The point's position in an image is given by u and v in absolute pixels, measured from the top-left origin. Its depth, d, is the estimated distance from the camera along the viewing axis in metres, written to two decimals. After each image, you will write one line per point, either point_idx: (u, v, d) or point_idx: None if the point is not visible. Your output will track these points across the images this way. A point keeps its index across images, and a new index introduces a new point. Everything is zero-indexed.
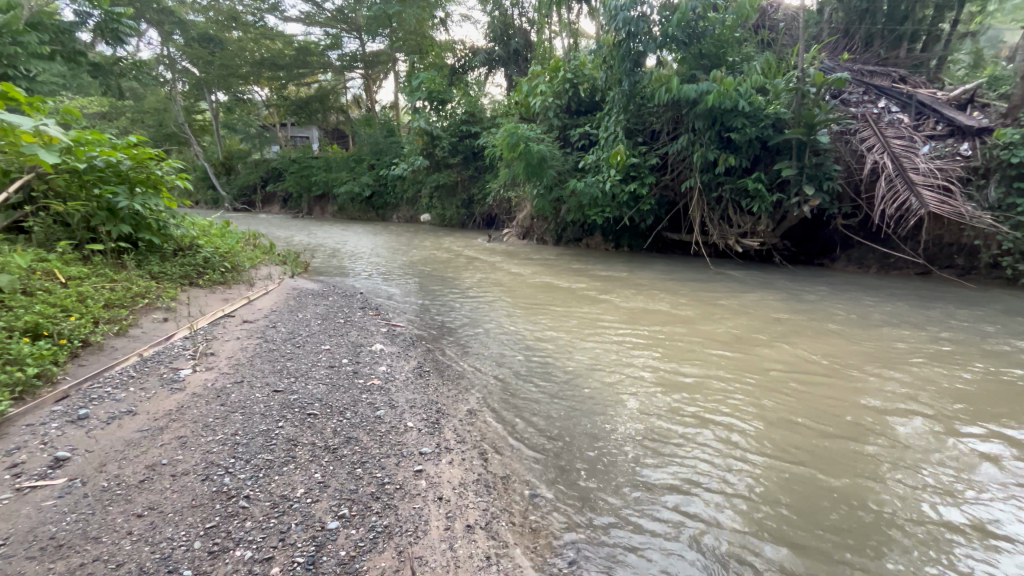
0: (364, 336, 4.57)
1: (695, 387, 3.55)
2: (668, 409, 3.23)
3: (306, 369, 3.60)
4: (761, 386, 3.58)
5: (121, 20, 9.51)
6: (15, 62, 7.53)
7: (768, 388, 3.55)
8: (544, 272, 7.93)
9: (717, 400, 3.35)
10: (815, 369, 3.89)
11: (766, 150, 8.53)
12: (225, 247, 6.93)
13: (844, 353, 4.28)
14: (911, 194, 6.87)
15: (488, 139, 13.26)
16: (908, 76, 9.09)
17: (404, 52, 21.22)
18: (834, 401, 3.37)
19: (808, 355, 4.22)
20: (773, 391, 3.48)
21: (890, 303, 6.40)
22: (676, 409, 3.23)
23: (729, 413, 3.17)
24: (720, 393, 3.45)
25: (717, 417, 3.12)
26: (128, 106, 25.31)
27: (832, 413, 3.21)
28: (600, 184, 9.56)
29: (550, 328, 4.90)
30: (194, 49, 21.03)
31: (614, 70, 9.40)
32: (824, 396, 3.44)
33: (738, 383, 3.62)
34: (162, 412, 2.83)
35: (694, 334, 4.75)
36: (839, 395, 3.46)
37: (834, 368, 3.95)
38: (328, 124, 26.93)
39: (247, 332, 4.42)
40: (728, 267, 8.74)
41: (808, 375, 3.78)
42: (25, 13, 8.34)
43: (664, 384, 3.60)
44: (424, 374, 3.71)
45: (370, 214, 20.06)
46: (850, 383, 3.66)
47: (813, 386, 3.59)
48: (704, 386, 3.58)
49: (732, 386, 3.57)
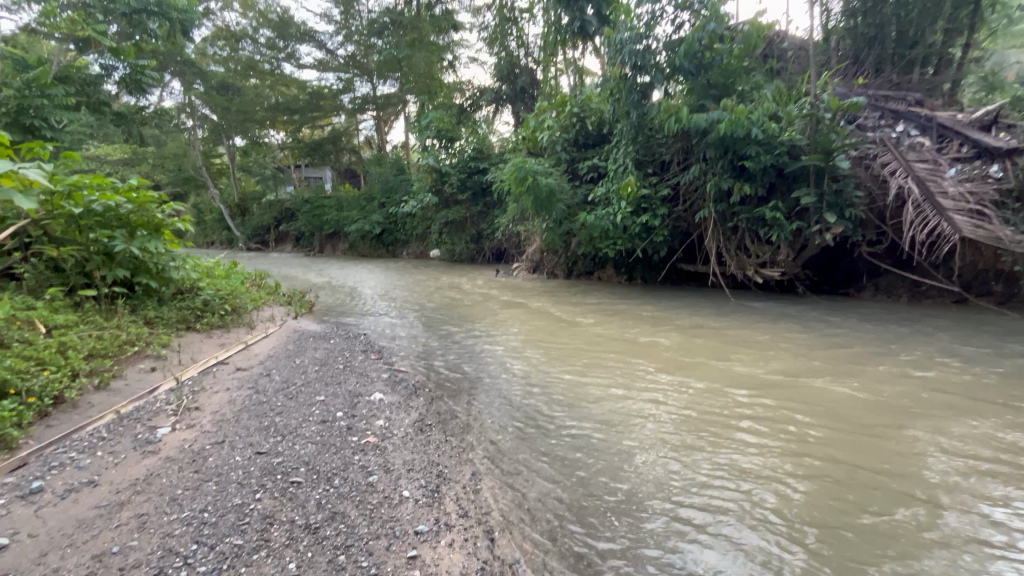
0: (363, 384, 4.24)
1: (728, 442, 3.17)
2: (700, 471, 2.85)
3: (295, 426, 3.26)
4: (803, 440, 3.19)
5: (144, 71, 9.70)
6: (42, 113, 7.61)
7: (812, 442, 3.16)
8: (555, 309, 7.65)
9: (754, 459, 2.97)
10: (861, 419, 3.49)
11: (782, 178, 8.27)
12: (226, 288, 6.76)
13: (891, 398, 3.88)
14: (942, 219, 6.50)
15: (496, 174, 13.25)
16: (925, 99, 8.86)
17: (413, 94, 21.74)
18: (889, 459, 2.97)
19: (850, 401, 3.82)
20: (817, 447, 3.10)
21: (928, 335, 5.97)
22: (709, 471, 2.85)
23: (770, 476, 2.79)
24: (757, 450, 3.07)
25: (756, 481, 2.75)
26: (149, 152, 26.15)
27: (890, 473, 2.82)
28: (610, 217, 9.35)
29: (563, 372, 4.55)
30: (212, 96, 21.77)
31: (621, 103, 9.35)
32: (877, 452, 3.04)
33: (776, 437, 3.24)
34: (127, 481, 2.51)
35: (719, 377, 4.38)
36: (893, 451, 3.07)
37: (881, 416, 3.56)
38: (340, 164, 27.51)
39: (238, 382, 4.12)
40: (749, 299, 8.36)
41: (855, 427, 3.39)
42: (54, 67, 8.57)
43: (692, 438, 3.23)
44: (425, 429, 3.35)
45: (380, 251, 20.07)
46: (903, 435, 3.27)
47: (862, 440, 3.20)
48: (738, 440, 3.20)
49: (770, 440, 3.19)
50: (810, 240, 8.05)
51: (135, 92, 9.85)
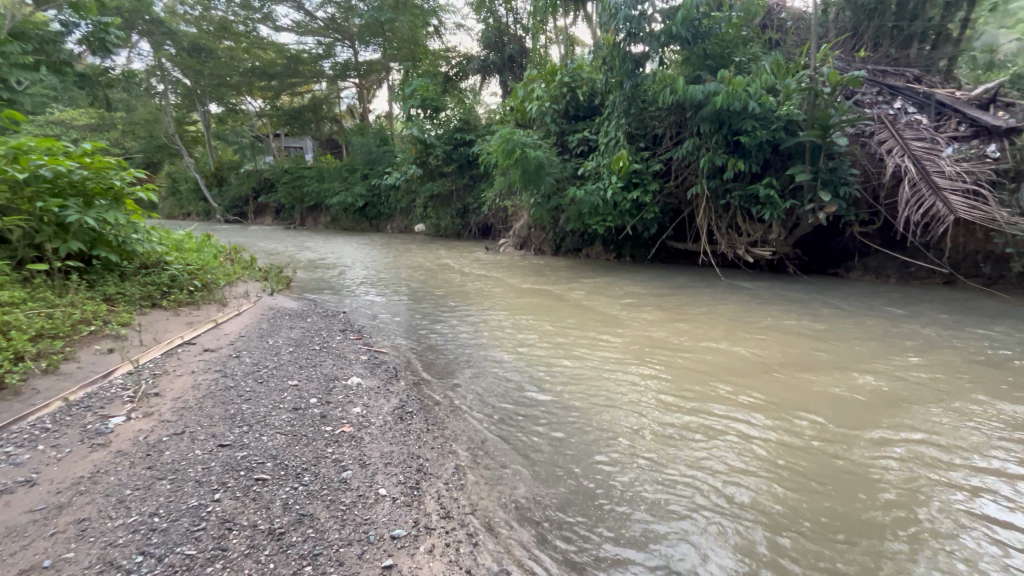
0: (339, 367, 3.98)
1: (724, 433, 3.02)
2: (697, 465, 2.69)
3: (265, 414, 3.02)
4: (801, 431, 3.06)
5: (110, 31, 8.60)
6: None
7: (811, 433, 3.02)
8: (541, 287, 7.43)
9: (753, 452, 2.81)
10: (857, 407, 3.38)
11: (776, 155, 8.06)
12: (196, 263, 6.38)
13: (888, 383, 3.77)
14: (937, 199, 6.38)
15: (483, 147, 12.80)
16: (923, 76, 8.65)
17: (397, 61, 20.83)
18: (891, 451, 2.85)
19: (846, 388, 3.70)
20: (814, 437, 2.98)
21: (918, 317, 5.90)
22: (706, 464, 2.70)
23: (769, 469, 2.65)
24: (756, 441, 2.93)
25: (752, 472, 2.62)
26: (118, 118, 24.86)
27: (894, 467, 2.70)
28: (600, 193, 9.10)
29: (551, 356, 4.35)
30: (183, 59, 20.60)
31: (614, 72, 8.95)
32: (875, 441, 2.95)
33: (773, 428, 3.08)
34: (69, 480, 2.25)
35: (711, 361, 4.24)
36: (894, 442, 2.96)
37: (877, 403, 3.47)
38: (321, 134, 26.53)
39: (204, 366, 3.83)
40: (739, 278, 8.26)
41: (853, 416, 3.26)
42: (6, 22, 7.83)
43: (687, 429, 3.07)
44: (405, 417, 3.13)
45: (363, 224, 19.55)
46: (901, 423, 3.17)
47: (861, 430, 3.09)
48: (735, 430, 3.05)
49: (768, 431, 3.05)
50: (802, 219, 7.91)
51: (104, 55, 8.78)
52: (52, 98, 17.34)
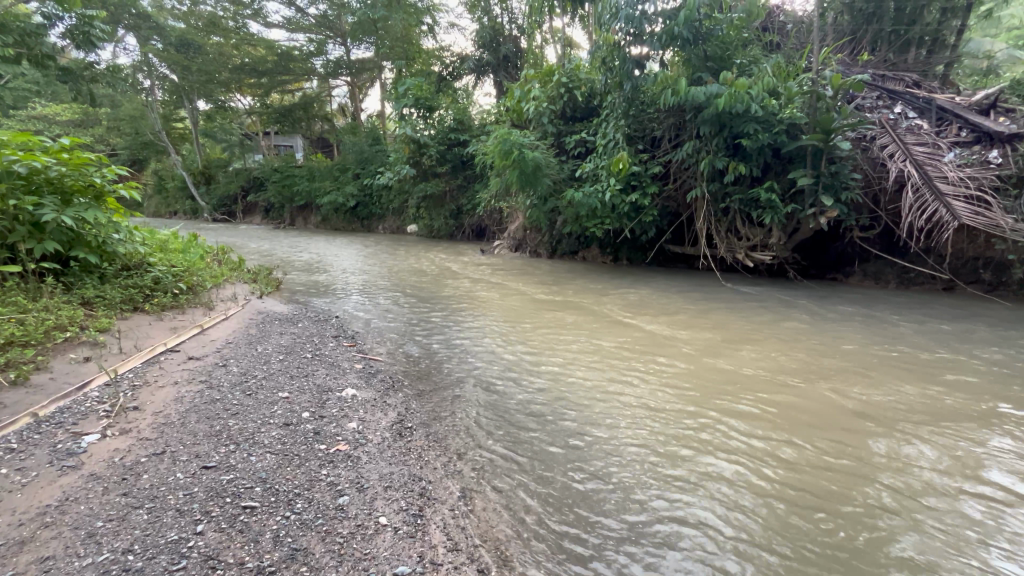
0: (333, 377, 3.78)
1: (745, 452, 2.86)
2: (718, 487, 2.54)
3: (253, 431, 2.80)
4: (824, 449, 2.91)
5: (94, 24, 8.21)
6: None
7: (833, 450, 2.88)
8: (539, 291, 7.26)
9: (775, 472, 2.67)
10: (876, 420, 3.26)
11: (777, 158, 7.97)
12: (181, 264, 6.12)
13: (904, 394, 3.65)
14: (941, 205, 6.32)
15: (478, 147, 12.61)
16: (922, 81, 8.63)
17: (389, 60, 20.56)
18: (916, 468, 2.73)
19: (863, 400, 3.57)
20: (836, 454, 2.85)
21: (924, 323, 5.82)
22: (726, 486, 2.54)
23: (793, 490, 2.51)
24: (779, 460, 2.77)
25: (775, 493, 2.48)
26: (103, 114, 24.31)
27: (923, 487, 2.57)
28: (598, 195, 8.97)
29: (554, 365, 4.17)
30: (171, 54, 20.15)
31: (613, 73, 8.81)
32: (899, 458, 2.83)
33: (794, 445, 2.93)
34: (34, 510, 2.02)
35: (720, 371, 4.09)
36: (918, 459, 2.83)
37: (895, 416, 3.35)
38: (312, 133, 26.15)
39: (189, 375, 3.60)
40: (738, 282, 8.16)
41: (876, 432, 3.12)
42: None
43: (706, 447, 2.90)
44: (404, 434, 2.94)
45: (354, 224, 19.25)
46: (923, 438, 3.05)
47: (883, 445, 2.96)
48: (756, 448, 2.90)
49: (791, 449, 2.90)
50: (803, 223, 7.84)
51: (89, 49, 8.39)
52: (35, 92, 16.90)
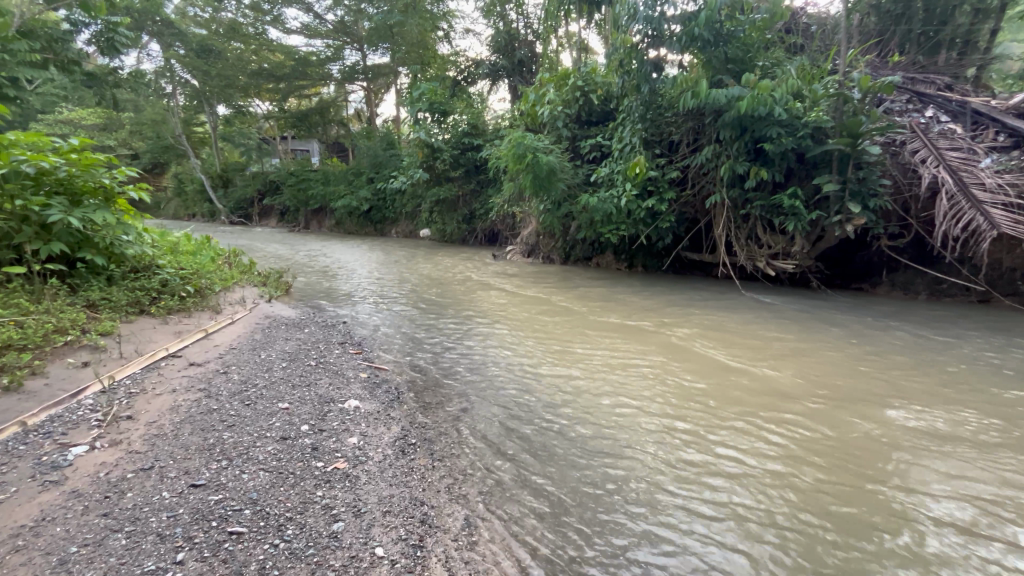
0: (336, 386, 3.63)
1: (774, 480, 2.63)
2: (743, 519, 2.33)
3: (248, 445, 2.65)
4: (862, 479, 2.66)
5: (118, 30, 8.21)
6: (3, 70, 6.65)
7: (870, 480, 2.64)
8: (552, 298, 7.07)
9: (808, 504, 2.44)
10: (915, 446, 3.00)
11: (801, 163, 7.69)
12: (189, 266, 6.05)
13: (944, 418, 3.39)
14: (977, 213, 5.98)
15: (492, 151, 12.49)
16: (954, 84, 8.28)
17: (405, 65, 20.61)
18: (964, 502, 2.47)
19: (902, 423, 3.31)
20: (873, 484, 2.61)
21: (959, 339, 5.49)
22: (752, 518, 2.33)
23: (828, 526, 2.28)
24: (810, 490, 2.54)
25: (807, 528, 2.26)
26: (126, 118, 24.79)
27: (972, 524, 2.32)
28: (613, 200, 8.77)
29: (567, 378, 3.98)
30: (192, 59, 20.51)
31: (631, 76, 8.62)
32: (943, 490, 2.58)
33: (829, 474, 2.69)
34: (6, 530, 1.88)
35: (744, 388, 3.85)
36: (965, 490, 2.58)
37: (937, 441, 3.08)
38: (328, 137, 26.35)
39: (188, 383, 3.47)
40: (759, 292, 7.88)
41: (920, 461, 2.85)
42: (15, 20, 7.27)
43: (731, 473, 2.68)
44: (407, 452, 2.77)
45: (368, 228, 19.27)
46: (970, 467, 2.79)
47: (925, 475, 2.71)
48: (787, 475, 2.66)
49: (826, 478, 2.65)
50: (828, 231, 7.53)
51: (110, 54, 8.40)
52: (61, 96, 17.33)
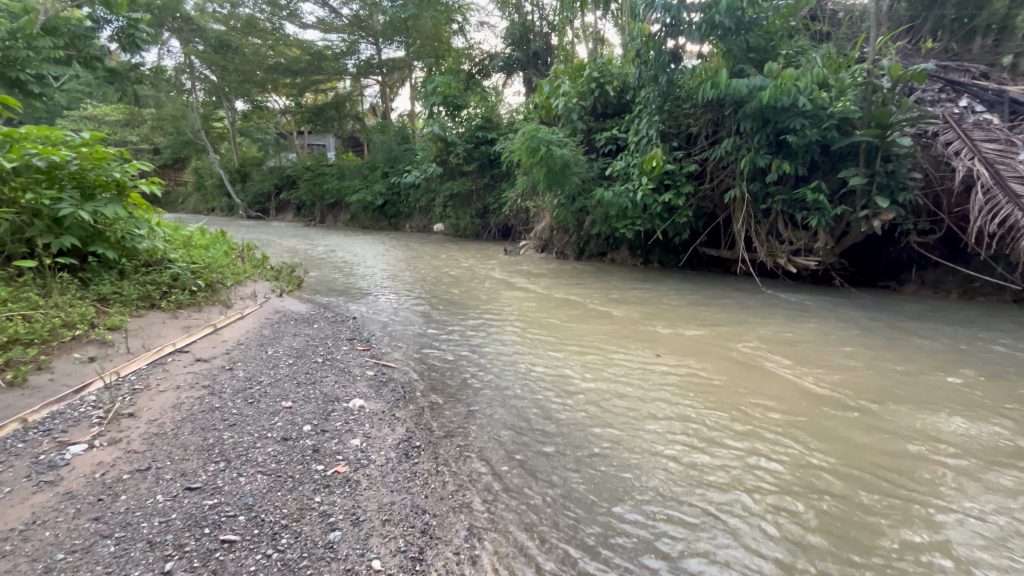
0: (341, 384, 3.55)
1: (798, 493, 2.47)
2: (761, 534, 2.18)
3: (247, 446, 2.58)
4: (894, 494, 2.48)
5: (141, 27, 7.65)
6: (24, 67, 6.39)
7: (899, 495, 2.47)
8: (564, 295, 6.93)
9: (831, 519, 2.28)
10: (948, 458, 2.81)
11: (825, 156, 7.39)
12: (201, 260, 6.05)
13: (979, 427, 3.17)
14: (1015, 208, 5.65)
15: (505, 145, 12.33)
16: (990, 72, 7.86)
17: (419, 59, 20.51)
18: (1002, 521, 2.29)
19: (935, 431, 3.10)
20: (902, 499, 2.44)
21: (995, 341, 5.20)
22: (771, 534, 2.18)
23: (853, 545, 2.13)
24: (834, 504, 2.38)
25: (830, 547, 2.11)
26: (147, 114, 25.21)
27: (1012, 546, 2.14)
28: (629, 194, 8.56)
29: (578, 378, 3.84)
30: (210, 55, 20.72)
31: (648, 66, 8.38)
32: (978, 507, 2.39)
33: (857, 489, 2.51)
34: None
35: (764, 392, 3.66)
36: (1004, 508, 2.39)
37: (972, 452, 2.88)
38: (343, 132, 26.45)
39: (192, 380, 3.42)
40: (779, 289, 7.63)
41: (958, 476, 2.64)
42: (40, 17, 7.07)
43: (752, 485, 2.51)
44: (411, 455, 2.67)
45: (382, 223, 19.30)
46: (1008, 482, 2.59)
47: (959, 490, 2.52)
48: (810, 488, 2.51)
49: (854, 493, 2.48)
50: (853, 227, 7.23)
51: (132, 52, 8.09)
52: (86, 93, 17.72)
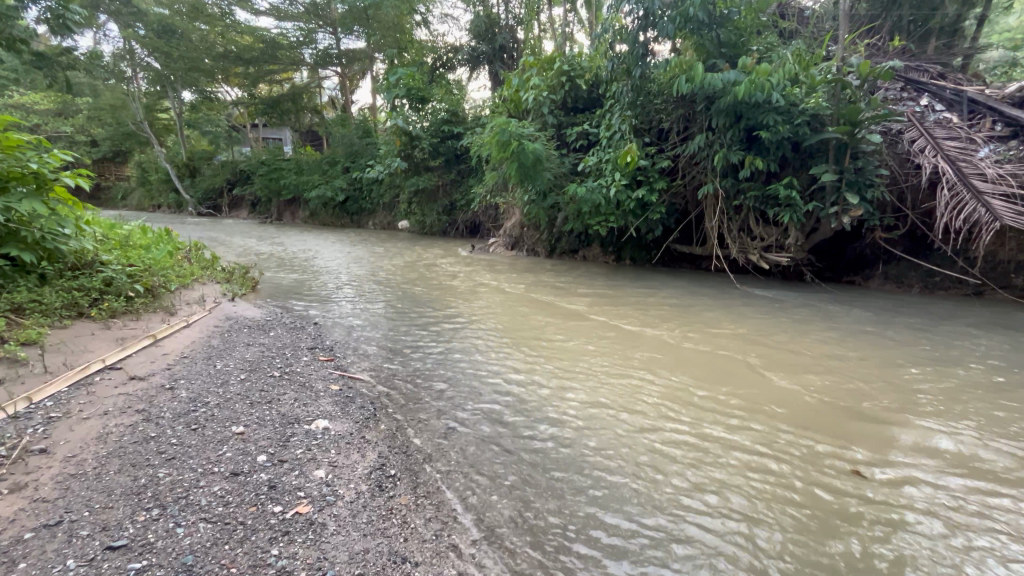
0: (302, 403, 3.14)
1: (804, 510, 2.32)
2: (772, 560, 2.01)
3: (188, 486, 2.17)
4: (900, 507, 2.36)
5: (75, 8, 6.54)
6: None
7: (903, 506, 2.36)
8: (538, 295, 6.68)
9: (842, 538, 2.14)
10: (944, 462, 2.73)
11: (796, 153, 7.43)
12: (140, 261, 5.44)
13: (969, 427, 3.13)
14: (978, 205, 5.79)
15: (473, 140, 11.97)
16: (946, 72, 8.11)
17: (381, 50, 19.76)
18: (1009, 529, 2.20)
19: (927, 433, 3.04)
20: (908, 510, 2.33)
21: (962, 335, 5.30)
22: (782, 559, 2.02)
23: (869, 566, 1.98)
24: (843, 520, 2.24)
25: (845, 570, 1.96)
26: (83, 103, 23.32)
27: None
28: (602, 190, 8.38)
29: (562, 388, 3.59)
30: (153, 40, 19.36)
31: (620, 60, 8.22)
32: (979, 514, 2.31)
33: (863, 502, 2.38)
34: None
35: (754, 397, 3.52)
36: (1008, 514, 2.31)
37: (966, 454, 2.83)
38: (300, 125, 25.30)
39: (123, 404, 2.93)
40: (752, 286, 7.64)
41: (958, 481, 2.56)
42: None
43: (758, 505, 2.34)
44: (385, 487, 2.33)
45: (344, 220, 18.52)
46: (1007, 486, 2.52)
47: (961, 497, 2.44)
48: (816, 503, 2.36)
49: (864, 509, 2.33)
50: (823, 223, 7.31)
51: (65, 36, 6.92)
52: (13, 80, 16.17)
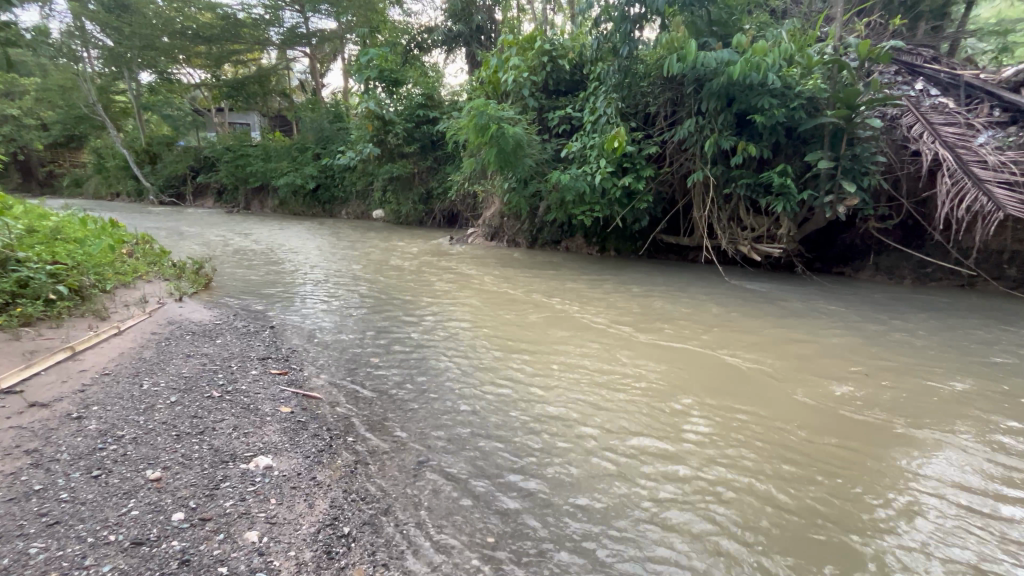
0: (243, 433, 2.61)
1: (834, 560, 1.96)
2: None
3: (66, 569, 1.64)
4: (945, 552, 2.01)
5: None
6: None
7: (947, 551, 2.02)
8: (520, 292, 6.21)
9: None
10: (983, 491, 2.41)
11: (789, 139, 7.11)
12: (68, 258, 4.72)
13: (997, 444, 2.82)
14: (980, 192, 5.50)
15: (449, 124, 11.32)
16: (939, 56, 7.84)
17: (352, 30, 18.72)
18: None
19: (952, 453, 2.73)
20: (954, 556, 2.00)
21: (962, 330, 5.08)
22: None
23: None
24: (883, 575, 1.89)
25: None
26: (31, 84, 21.71)
27: None
28: (587, 178, 7.89)
29: (547, 405, 3.14)
30: (103, 15, 18.00)
31: (605, 38, 7.71)
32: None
33: (902, 549, 2.03)
34: None
35: (765, 411, 3.15)
36: None
37: (1000, 478, 2.52)
38: (269, 110, 24.06)
39: (8, 444, 2.34)
40: (742, 278, 7.33)
41: (1001, 514, 2.25)
42: None
43: (783, 558, 1.97)
44: (335, 554, 1.85)
45: (315, 209, 17.64)
46: None
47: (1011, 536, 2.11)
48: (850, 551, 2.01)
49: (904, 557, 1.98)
50: (816, 213, 7.01)
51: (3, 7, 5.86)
52: None
